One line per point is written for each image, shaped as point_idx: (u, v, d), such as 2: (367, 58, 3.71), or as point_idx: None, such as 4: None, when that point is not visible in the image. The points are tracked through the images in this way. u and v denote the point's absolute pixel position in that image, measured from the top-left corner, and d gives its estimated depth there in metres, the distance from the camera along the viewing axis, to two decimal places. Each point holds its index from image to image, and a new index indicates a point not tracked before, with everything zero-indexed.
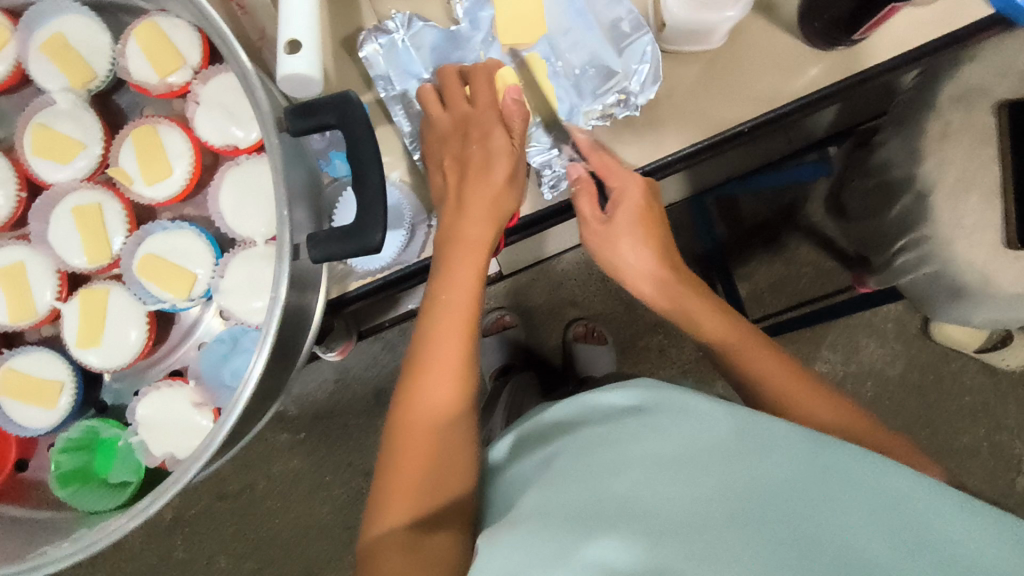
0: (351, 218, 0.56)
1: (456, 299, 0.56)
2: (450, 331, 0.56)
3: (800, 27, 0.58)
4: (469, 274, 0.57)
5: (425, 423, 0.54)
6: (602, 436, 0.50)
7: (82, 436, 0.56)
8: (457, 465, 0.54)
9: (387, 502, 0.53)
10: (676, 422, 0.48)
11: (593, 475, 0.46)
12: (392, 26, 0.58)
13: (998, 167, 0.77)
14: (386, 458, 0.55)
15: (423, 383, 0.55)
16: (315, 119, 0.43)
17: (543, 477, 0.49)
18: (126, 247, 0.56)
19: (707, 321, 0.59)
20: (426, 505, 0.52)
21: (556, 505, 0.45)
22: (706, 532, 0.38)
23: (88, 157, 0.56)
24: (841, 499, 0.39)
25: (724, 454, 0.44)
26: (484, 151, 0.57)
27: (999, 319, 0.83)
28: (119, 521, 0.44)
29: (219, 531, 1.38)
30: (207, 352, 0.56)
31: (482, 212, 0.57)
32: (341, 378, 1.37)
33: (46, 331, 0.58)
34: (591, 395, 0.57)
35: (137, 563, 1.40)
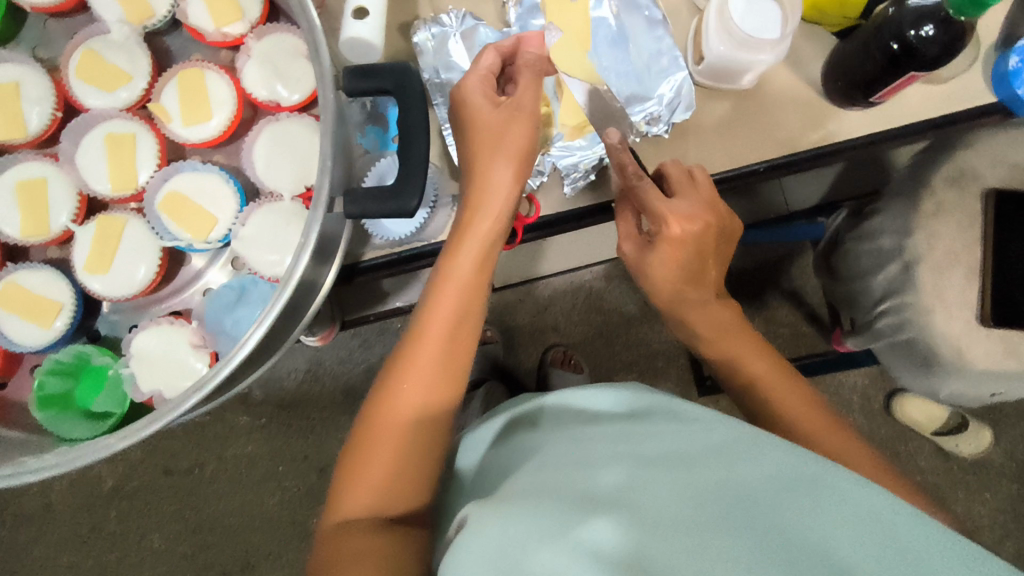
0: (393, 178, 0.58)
1: (450, 290, 0.54)
2: (443, 323, 0.54)
3: (824, 84, 0.63)
4: (471, 264, 0.54)
5: (403, 413, 0.52)
6: (582, 439, 0.50)
7: (72, 361, 0.55)
8: (428, 462, 0.52)
9: (348, 488, 0.51)
10: (676, 428, 0.48)
11: (578, 467, 0.46)
12: (447, 20, 0.61)
13: (981, 248, 0.82)
14: (357, 444, 0.53)
15: (410, 372, 0.53)
16: (373, 81, 0.45)
17: (533, 465, 0.49)
18: (152, 182, 0.56)
19: (729, 334, 0.62)
20: (391, 497, 0.51)
21: (543, 487, 0.45)
22: (691, 530, 0.38)
23: (132, 90, 0.56)
24: (830, 512, 0.38)
25: (716, 459, 0.43)
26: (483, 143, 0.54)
27: (965, 394, 0.87)
28: (109, 440, 0.43)
29: (158, 508, 1.34)
30: (215, 297, 0.56)
31: (493, 203, 0.54)
32: (311, 370, 1.35)
33: (52, 253, 0.58)
34: (589, 395, 0.56)
35: (64, 530, 1.34)
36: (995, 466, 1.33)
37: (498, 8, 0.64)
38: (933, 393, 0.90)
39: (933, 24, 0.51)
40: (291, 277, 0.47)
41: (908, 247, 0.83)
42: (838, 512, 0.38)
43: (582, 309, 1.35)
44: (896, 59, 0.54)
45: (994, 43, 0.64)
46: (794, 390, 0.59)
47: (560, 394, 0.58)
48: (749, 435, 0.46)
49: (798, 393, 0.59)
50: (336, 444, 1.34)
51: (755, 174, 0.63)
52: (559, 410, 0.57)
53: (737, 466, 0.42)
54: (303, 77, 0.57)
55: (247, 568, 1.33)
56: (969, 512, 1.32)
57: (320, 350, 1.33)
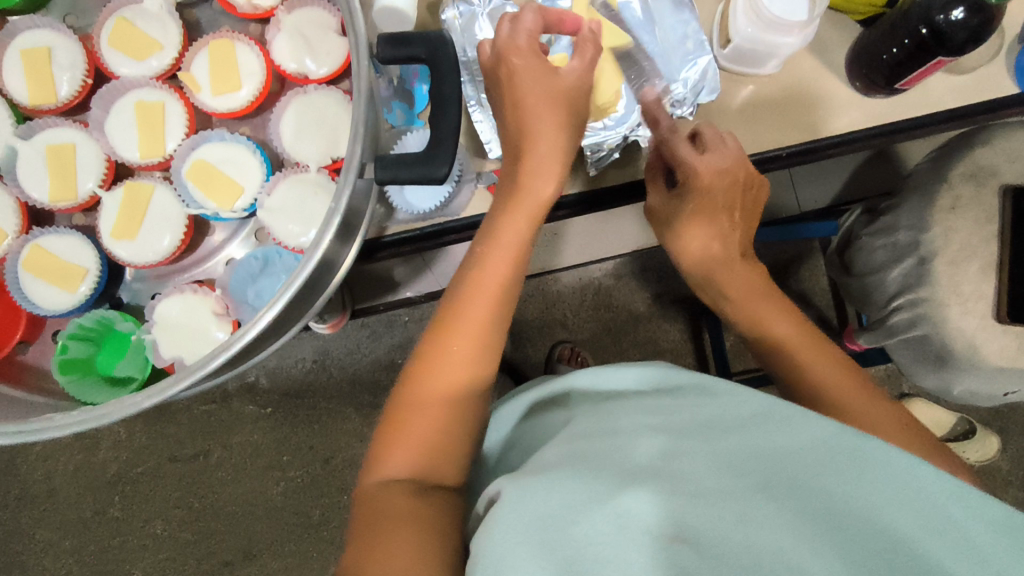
0: (420, 147, 0.59)
1: (497, 258, 0.54)
2: (488, 291, 0.53)
3: (848, 71, 0.63)
4: (516, 232, 0.54)
5: (444, 378, 0.51)
6: (619, 412, 0.50)
7: (94, 325, 0.56)
8: (467, 429, 0.52)
9: (387, 449, 0.50)
10: (706, 400, 0.48)
11: (613, 437, 0.46)
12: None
13: (997, 243, 0.82)
14: (397, 407, 0.52)
15: (452, 337, 0.52)
16: (407, 49, 0.45)
17: (565, 436, 0.49)
18: (180, 150, 0.57)
19: (757, 300, 0.61)
20: (429, 463, 0.50)
21: (580, 456, 0.45)
22: (734, 498, 0.38)
23: (163, 58, 0.57)
24: (868, 479, 0.38)
25: (751, 428, 0.44)
26: (530, 109, 0.53)
27: (978, 392, 0.87)
28: (135, 398, 0.44)
29: (162, 494, 1.34)
30: (237, 267, 0.56)
31: (542, 167, 0.54)
32: (319, 360, 1.34)
33: (78, 220, 0.58)
34: (621, 369, 0.56)
35: (68, 515, 1.34)
36: (1002, 473, 1.32)
37: None
38: (946, 390, 0.90)
39: (962, 8, 0.51)
40: (315, 249, 0.47)
41: (924, 242, 0.84)
42: (877, 479, 0.38)
43: (591, 305, 1.35)
44: (925, 43, 0.54)
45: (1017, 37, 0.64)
46: (831, 361, 0.56)
47: (593, 370, 0.57)
48: (785, 407, 0.45)
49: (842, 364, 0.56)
50: (342, 435, 1.34)
51: (783, 160, 0.63)
52: (587, 390, 0.56)
53: (772, 437, 0.42)
54: (332, 50, 0.57)
55: (250, 557, 1.33)
56: None
57: (327, 340, 1.33)
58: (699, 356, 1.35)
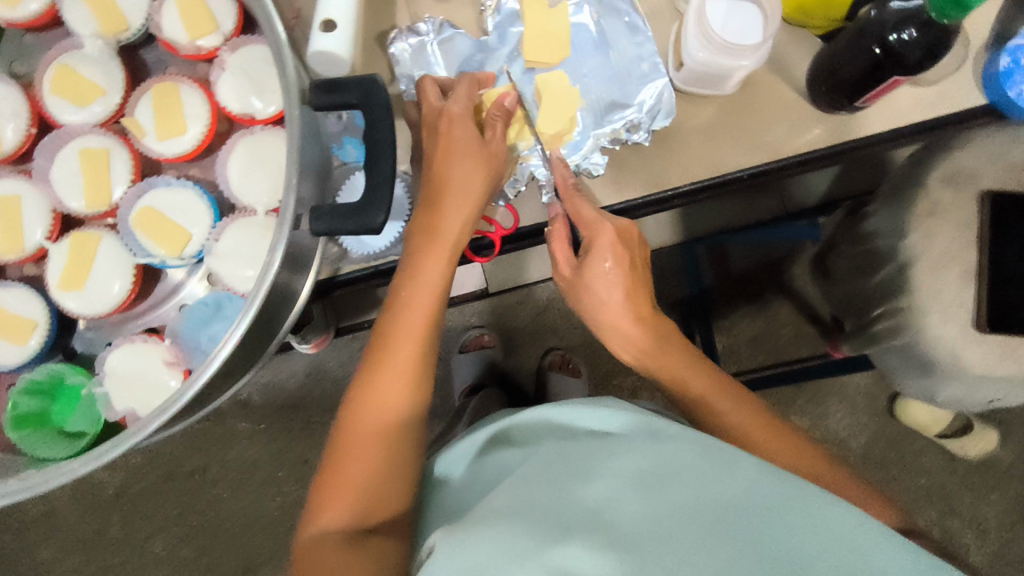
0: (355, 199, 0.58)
1: (421, 300, 0.53)
2: (411, 329, 0.53)
3: (809, 87, 0.61)
4: (434, 274, 0.54)
5: (376, 421, 0.51)
6: (565, 455, 0.49)
7: (45, 379, 0.55)
8: (400, 470, 0.51)
9: (325, 502, 0.50)
10: (644, 443, 0.47)
11: (566, 482, 0.45)
12: (424, 29, 0.60)
13: (976, 249, 0.80)
14: (333, 456, 0.52)
15: (378, 378, 0.52)
16: (338, 95, 0.44)
17: (510, 481, 0.49)
18: (126, 198, 0.56)
19: (673, 356, 0.58)
20: (368, 509, 0.49)
21: (520, 501, 0.44)
22: (668, 550, 0.37)
23: (105, 104, 0.56)
24: (804, 530, 0.38)
25: (692, 475, 0.43)
26: (450, 168, 0.54)
27: (962, 398, 0.85)
28: (71, 465, 0.43)
29: (161, 512, 1.35)
30: (190, 313, 0.55)
31: (458, 205, 0.54)
32: (312, 374, 1.34)
33: (29, 270, 0.57)
34: (564, 407, 0.56)
35: (69, 535, 1.34)
36: (1002, 466, 1.31)
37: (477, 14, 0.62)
38: (930, 396, 0.88)
39: (915, 27, 0.50)
40: (261, 286, 0.46)
41: (902, 249, 0.82)
42: (813, 533, 0.38)
43: None
44: (879, 63, 0.52)
45: (985, 44, 0.62)
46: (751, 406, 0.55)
47: (542, 408, 0.57)
48: (725, 454, 0.45)
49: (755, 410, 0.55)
50: None
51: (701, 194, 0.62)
52: (537, 427, 0.56)
53: (713, 486, 0.41)
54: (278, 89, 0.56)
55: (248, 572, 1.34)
56: (976, 513, 1.30)
57: (318, 354, 1.33)
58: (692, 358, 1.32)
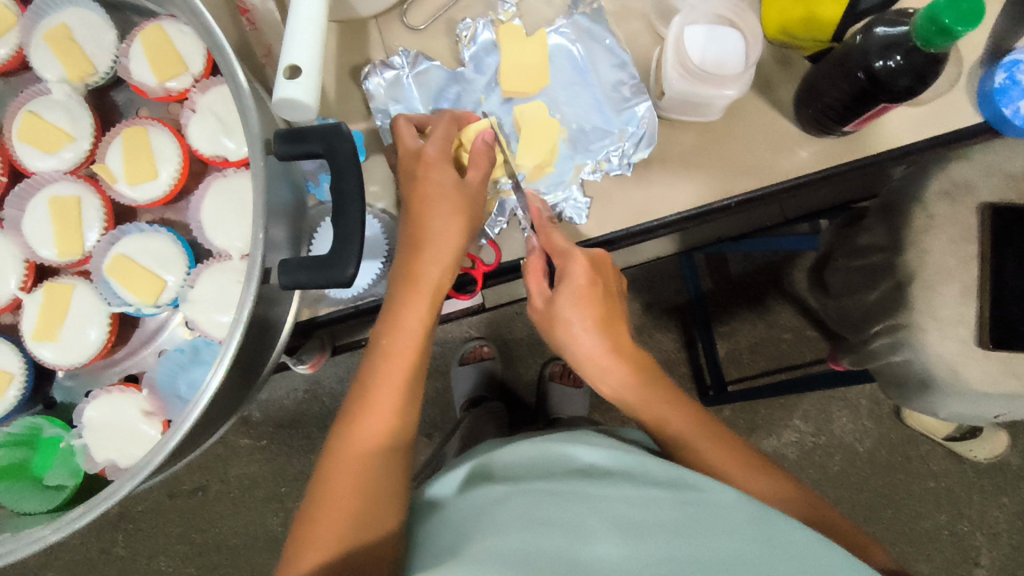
0: (325, 251, 0.58)
1: (403, 349, 0.54)
2: (394, 378, 0.54)
3: (795, 111, 0.59)
4: (416, 323, 0.54)
5: (353, 470, 0.52)
6: (546, 494, 0.47)
7: (24, 433, 0.54)
8: (378, 515, 0.51)
9: (300, 554, 0.49)
10: (625, 486, 0.46)
11: (549, 524, 0.43)
12: (397, 62, 0.59)
13: (976, 265, 0.78)
14: (312, 505, 0.52)
15: (359, 424, 0.53)
16: (303, 145, 0.43)
17: (486, 518, 0.47)
18: (99, 245, 0.55)
19: (652, 391, 0.56)
20: (341, 557, 0.48)
21: (498, 540, 0.42)
22: None
23: (76, 151, 0.55)
24: None
25: (671, 527, 0.41)
26: (426, 216, 0.53)
27: (965, 413, 0.83)
28: (42, 532, 0.42)
29: (164, 531, 1.35)
30: (165, 361, 0.55)
31: (439, 253, 0.53)
32: (311, 390, 1.34)
33: (5, 318, 0.57)
34: (546, 446, 0.55)
35: (72, 556, 1.34)
36: (1011, 469, 1.28)
37: (452, 44, 0.61)
38: (932, 411, 0.86)
39: (900, 54, 0.48)
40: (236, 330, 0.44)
41: (901, 264, 0.80)
42: None
43: None
44: (865, 88, 0.51)
45: (978, 61, 0.60)
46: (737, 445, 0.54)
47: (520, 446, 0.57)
48: (708, 505, 0.43)
49: (737, 450, 0.53)
50: None
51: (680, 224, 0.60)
52: (514, 463, 0.55)
53: (698, 540, 0.40)
54: None
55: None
56: (986, 516, 1.28)
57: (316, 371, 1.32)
58: (694, 365, 1.30)
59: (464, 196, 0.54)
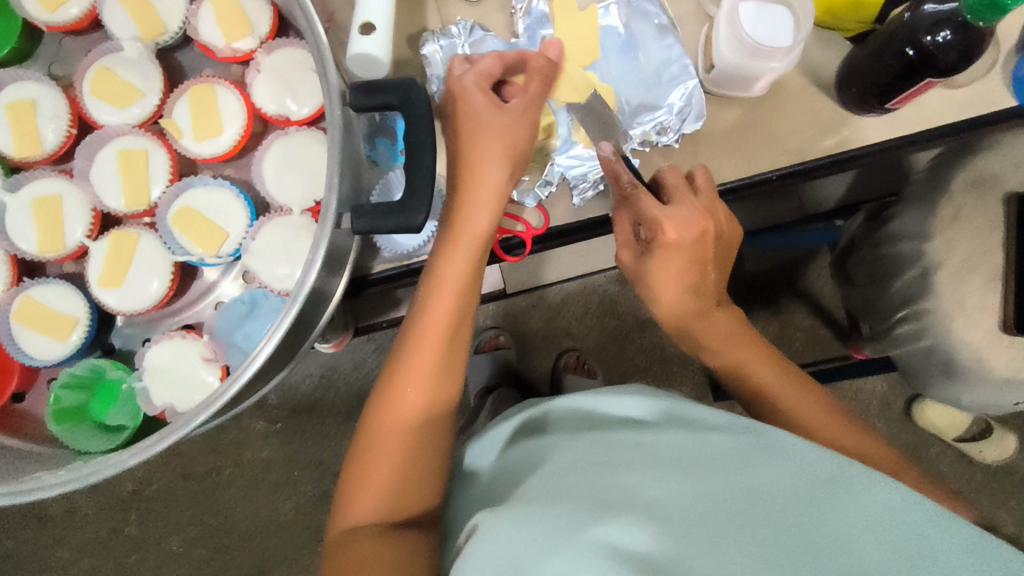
0: (398, 196, 0.60)
1: (449, 299, 0.53)
2: (443, 325, 0.53)
3: (838, 91, 0.62)
4: (464, 274, 0.54)
5: (405, 419, 0.52)
6: (599, 444, 0.49)
7: (86, 375, 0.56)
8: (430, 464, 0.53)
9: (355, 498, 0.51)
10: (677, 430, 0.48)
11: (600, 470, 0.45)
12: (455, 31, 0.61)
13: (1002, 253, 0.79)
14: (362, 451, 0.53)
15: (409, 373, 0.53)
16: (380, 97, 0.45)
17: (542, 468, 0.49)
18: (164, 197, 0.57)
19: (730, 343, 0.59)
20: (396, 500, 0.51)
21: (558, 489, 0.45)
22: (709, 525, 0.38)
23: (144, 106, 0.57)
24: (842, 510, 0.39)
25: (723, 464, 0.43)
26: (476, 171, 0.53)
27: (986, 402, 0.84)
28: (120, 456, 0.44)
29: (175, 515, 1.28)
30: (225, 311, 0.56)
31: (488, 203, 0.54)
32: (326, 375, 1.26)
33: (68, 267, 0.59)
34: (594, 396, 0.56)
35: (76, 537, 1.28)
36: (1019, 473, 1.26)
37: (507, 17, 0.63)
38: (953, 400, 0.87)
39: (950, 30, 0.50)
40: (302, 286, 0.47)
41: (928, 253, 0.81)
42: (853, 512, 0.39)
43: (594, 315, 1.26)
44: (912, 64, 0.53)
45: (1015, 47, 0.62)
46: (799, 389, 0.57)
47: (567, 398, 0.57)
48: (760, 445, 0.44)
49: (815, 396, 0.56)
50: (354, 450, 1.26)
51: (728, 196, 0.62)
52: (562, 414, 0.56)
53: (747, 475, 0.41)
54: (312, 91, 0.57)
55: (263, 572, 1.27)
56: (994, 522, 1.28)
57: (334, 355, 1.25)
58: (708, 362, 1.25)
59: (513, 141, 0.53)
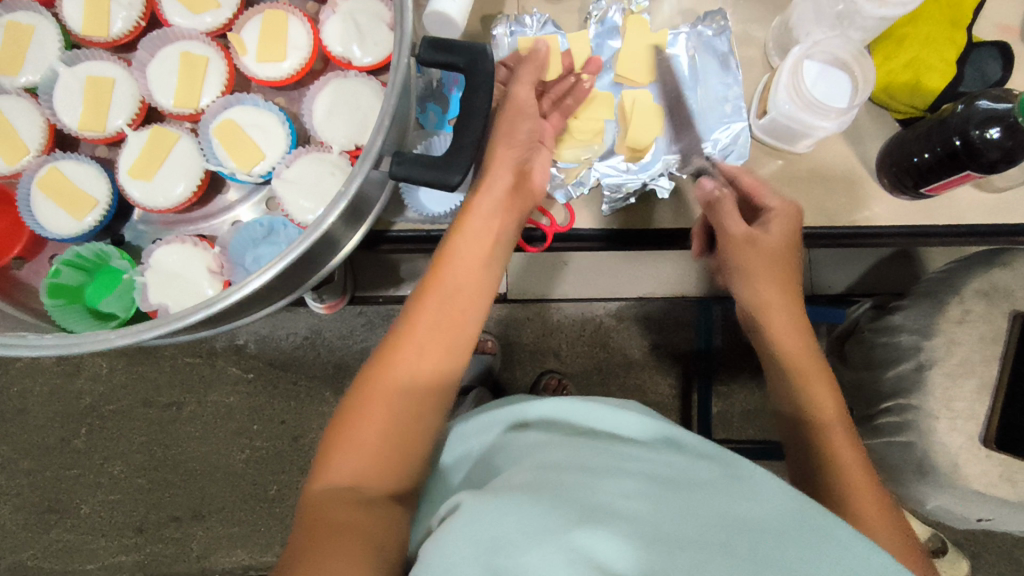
0: (442, 151, 0.60)
1: (464, 269, 0.55)
2: (452, 287, 0.55)
3: (877, 167, 0.63)
4: (481, 240, 0.56)
5: (395, 379, 0.51)
6: (588, 451, 0.49)
7: (91, 258, 0.57)
8: (417, 434, 0.51)
9: (334, 457, 0.49)
10: (666, 453, 0.48)
11: (587, 474, 0.45)
12: (528, 22, 0.63)
13: (998, 365, 0.80)
14: (348, 411, 0.52)
15: (409, 334, 0.53)
16: (449, 55, 0.46)
17: (528, 463, 0.49)
18: (212, 107, 0.58)
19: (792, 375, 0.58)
20: (377, 465, 0.49)
21: (544, 483, 0.44)
22: (694, 550, 0.37)
23: (217, 16, 0.58)
24: (829, 556, 0.37)
25: (711, 491, 0.43)
26: (497, 156, 0.57)
27: (953, 512, 0.83)
28: (109, 335, 0.44)
29: (123, 440, 1.24)
30: (243, 229, 0.56)
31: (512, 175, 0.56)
32: (310, 338, 1.23)
33: (102, 152, 0.60)
34: (589, 407, 0.56)
35: (23, 437, 1.24)
36: None
37: (580, 24, 0.66)
38: (919, 503, 0.86)
39: (1000, 128, 0.52)
40: (318, 225, 0.45)
41: (926, 348, 0.81)
42: (838, 558, 0.37)
43: (586, 341, 1.24)
44: (956, 154, 0.54)
45: None
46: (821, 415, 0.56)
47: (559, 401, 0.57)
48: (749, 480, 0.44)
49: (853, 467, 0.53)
50: (318, 417, 1.23)
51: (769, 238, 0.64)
52: (554, 420, 0.56)
53: (736, 506, 0.41)
54: (380, 42, 0.58)
55: (197, 518, 1.23)
56: None
57: (323, 318, 1.22)
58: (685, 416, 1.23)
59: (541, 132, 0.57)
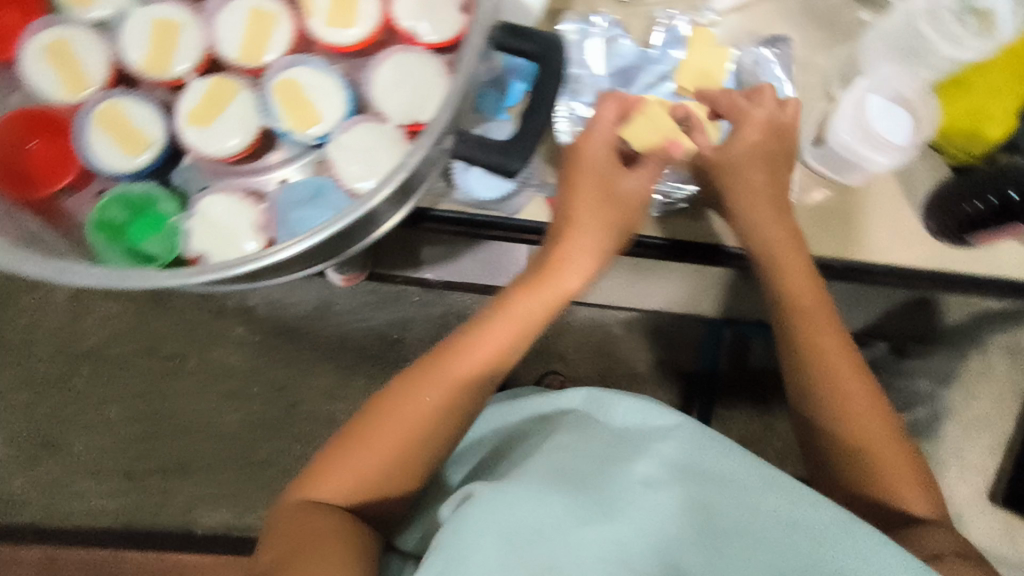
0: (505, 135, 0.61)
1: (507, 319, 0.58)
2: (493, 335, 0.58)
3: (923, 209, 0.62)
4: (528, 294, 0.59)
5: (420, 408, 0.56)
6: (611, 443, 0.52)
7: (140, 199, 0.57)
8: (423, 456, 0.56)
9: (344, 456, 0.56)
10: (686, 447, 0.51)
11: (607, 470, 0.49)
12: (596, 22, 0.63)
13: None
14: (370, 417, 0.57)
15: (445, 367, 0.57)
16: (524, 43, 0.46)
17: (553, 449, 0.53)
18: (275, 64, 0.59)
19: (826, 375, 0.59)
20: (377, 478, 0.55)
21: (568, 478, 0.49)
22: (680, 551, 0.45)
23: None
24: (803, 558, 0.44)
25: (718, 490, 0.48)
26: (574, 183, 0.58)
27: None
28: (161, 273, 0.45)
29: (122, 384, 1.25)
30: (292, 188, 0.57)
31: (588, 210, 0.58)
32: (320, 308, 1.23)
33: (161, 95, 0.60)
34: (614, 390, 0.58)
35: (24, 368, 1.25)
36: None
37: (646, 30, 0.66)
38: None
39: None
40: (369, 199, 0.47)
41: None
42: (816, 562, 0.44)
43: (593, 345, 1.23)
44: (1010, 207, 0.57)
45: None
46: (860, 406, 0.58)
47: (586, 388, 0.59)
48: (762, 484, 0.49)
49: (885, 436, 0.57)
50: (318, 387, 1.23)
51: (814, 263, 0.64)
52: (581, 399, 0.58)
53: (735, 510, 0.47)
54: (449, 19, 0.57)
55: (185, 471, 1.24)
56: None
57: (335, 290, 1.22)
58: None
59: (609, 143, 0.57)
